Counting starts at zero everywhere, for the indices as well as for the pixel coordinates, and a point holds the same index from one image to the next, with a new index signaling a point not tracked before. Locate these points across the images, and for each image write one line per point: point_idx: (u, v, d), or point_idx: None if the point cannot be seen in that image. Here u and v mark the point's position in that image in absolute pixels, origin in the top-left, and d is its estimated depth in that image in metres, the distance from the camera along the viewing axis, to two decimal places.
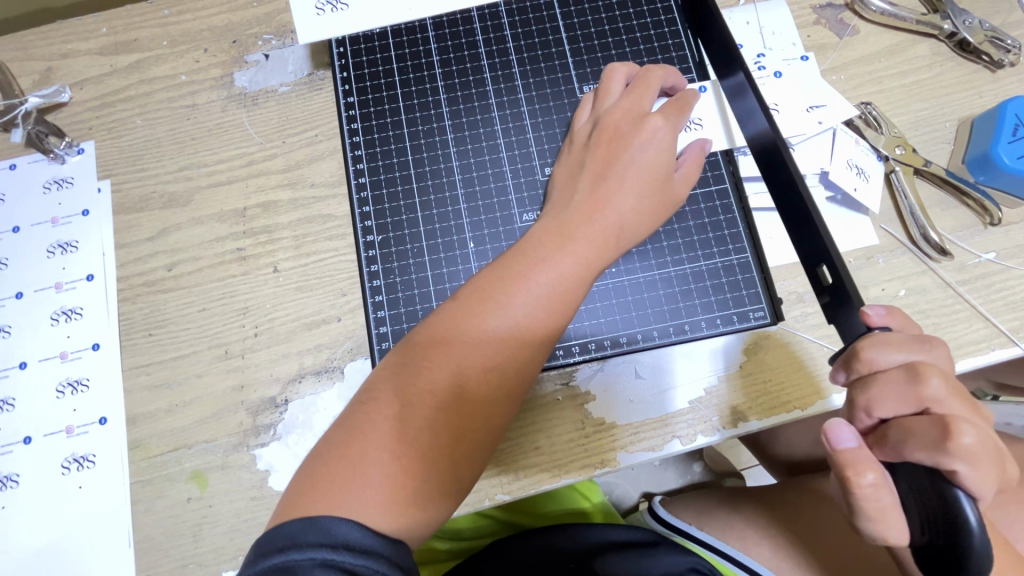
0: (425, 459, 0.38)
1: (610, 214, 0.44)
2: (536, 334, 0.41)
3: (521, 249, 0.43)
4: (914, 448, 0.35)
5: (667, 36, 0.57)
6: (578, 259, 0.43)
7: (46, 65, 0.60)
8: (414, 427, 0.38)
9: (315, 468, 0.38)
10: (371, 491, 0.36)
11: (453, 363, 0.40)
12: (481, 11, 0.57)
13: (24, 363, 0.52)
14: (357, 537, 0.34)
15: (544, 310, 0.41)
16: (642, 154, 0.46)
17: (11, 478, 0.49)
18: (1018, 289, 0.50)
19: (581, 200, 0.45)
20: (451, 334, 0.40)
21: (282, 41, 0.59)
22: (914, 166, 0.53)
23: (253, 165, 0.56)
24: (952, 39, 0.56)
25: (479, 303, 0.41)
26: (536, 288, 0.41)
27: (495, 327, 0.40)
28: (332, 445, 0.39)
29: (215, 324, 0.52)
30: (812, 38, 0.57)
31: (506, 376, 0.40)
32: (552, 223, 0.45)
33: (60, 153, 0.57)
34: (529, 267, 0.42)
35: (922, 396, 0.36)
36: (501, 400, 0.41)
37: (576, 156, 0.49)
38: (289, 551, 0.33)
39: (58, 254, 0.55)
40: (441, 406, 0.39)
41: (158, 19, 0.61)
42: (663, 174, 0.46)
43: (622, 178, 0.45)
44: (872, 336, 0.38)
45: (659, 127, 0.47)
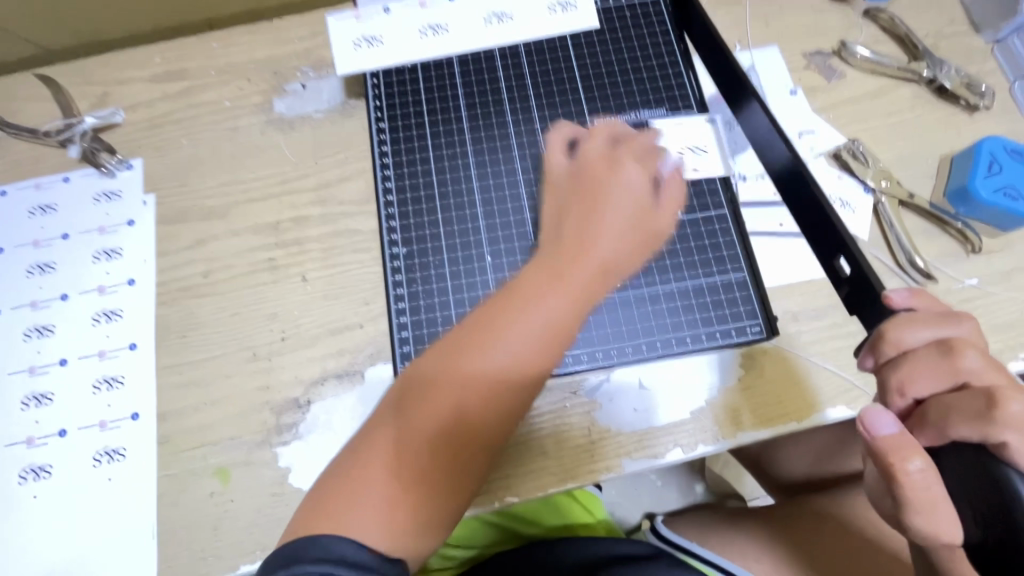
0: (423, 483, 0.40)
1: (597, 253, 0.46)
2: (525, 370, 0.43)
3: (509, 289, 0.45)
4: (958, 423, 0.34)
5: (671, 75, 0.62)
6: (566, 297, 0.44)
7: (103, 89, 0.66)
8: (406, 460, 0.40)
9: (317, 501, 0.40)
10: (366, 522, 0.39)
11: (447, 400, 0.41)
12: (502, 51, 0.63)
13: (65, 360, 0.55)
14: (355, 556, 0.37)
15: (531, 347, 0.43)
16: (620, 198, 0.48)
17: (44, 469, 0.52)
18: (1001, 313, 0.53)
19: (569, 236, 0.47)
20: (440, 374, 0.42)
21: (319, 74, 0.65)
22: (899, 198, 0.57)
23: (287, 183, 0.61)
24: (932, 84, 0.61)
25: (471, 341, 0.43)
26: (525, 325, 0.43)
27: (491, 362, 0.42)
28: (335, 477, 0.41)
29: (245, 328, 0.56)
30: (804, 81, 0.62)
31: (495, 407, 0.42)
32: (545, 260, 0.46)
33: (110, 168, 0.62)
34: (517, 306, 0.43)
35: (958, 369, 0.36)
36: (497, 429, 0.42)
37: (560, 194, 0.50)
38: (293, 567, 0.36)
39: (103, 260, 0.59)
40: (434, 440, 0.41)
41: (207, 51, 0.67)
42: (643, 217, 0.49)
43: (604, 221, 0.47)
44: (896, 317, 0.39)
45: (634, 173, 0.50)
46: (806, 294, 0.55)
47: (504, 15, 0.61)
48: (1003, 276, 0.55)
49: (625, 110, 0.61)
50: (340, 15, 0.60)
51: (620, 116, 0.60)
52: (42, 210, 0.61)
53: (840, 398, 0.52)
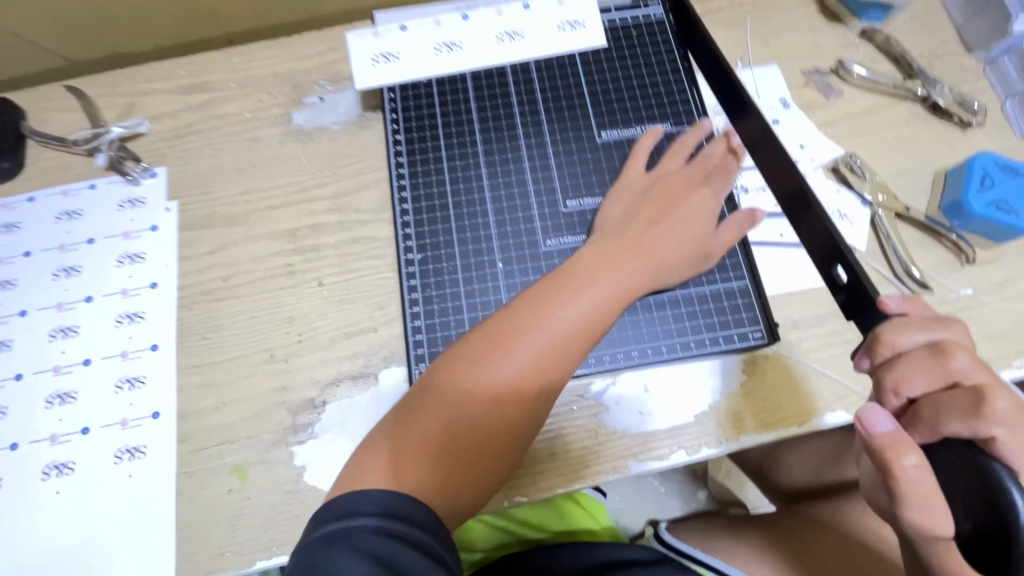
0: (475, 448, 0.45)
1: (653, 253, 0.52)
2: (572, 349, 0.48)
3: (569, 269, 0.50)
4: (950, 419, 0.36)
5: (676, 92, 0.64)
6: (617, 286, 0.50)
7: (128, 100, 0.68)
8: (460, 420, 0.45)
9: (371, 454, 0.43)
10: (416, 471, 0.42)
11: (501, 367, 0.46)
12: (513, 68, 0.66)
13: (88, 360, 0.57)
14: (397, 506, 0.38)
15: (580, 327, 0.48)
16: (686, 214, 0.54)
17: (67, 465, 0.54)
18: (994, 322, 0.55)
19: (629, 233, 0.53)
20: (496, 348, 0.46)
21: (336, 87, 0.68)
22: (896, 210, 0.59)
23: (305, 192, 0.63)
24: (926, 102, 0.64)
25: (529, 314, 0.47)
26: (580, 305, 0.48)
27: (552, 338, 0.47)
28: (391, 430, 0.45)
29: (263, 330, 0.58)
30: (803, 97, 0.65)
31: (544, 382, 0.46)
32: (602, 252, 0.51)
33: (135, 176, 0.64)
34: (575, 286, 0.49)
35: (950, 369, 0.38)
36: (539, 403, 0.46)
37: (629, 199, 0.56)
38: (343, 519, 0.37)
39: (126, 264, 0.61)
40: (488, 403, 0.45)
41: (229, 65, 0.70)
42: (698, 230, 0.55)
43: (663, 230, 0.53)
44: (891, 320, 0.40)
45: (702, 197, 0.56)
46: (806, 302, 0.57)
47: (514, 34, 0.63)
48: (997, 286, 0.57)
49: (631, 125, 0.63)
50: (358, 31, 0.62)
51: (626, 130, 0.63)
52: (69, 215, 0.63)
53: (840, 403, 0.54)
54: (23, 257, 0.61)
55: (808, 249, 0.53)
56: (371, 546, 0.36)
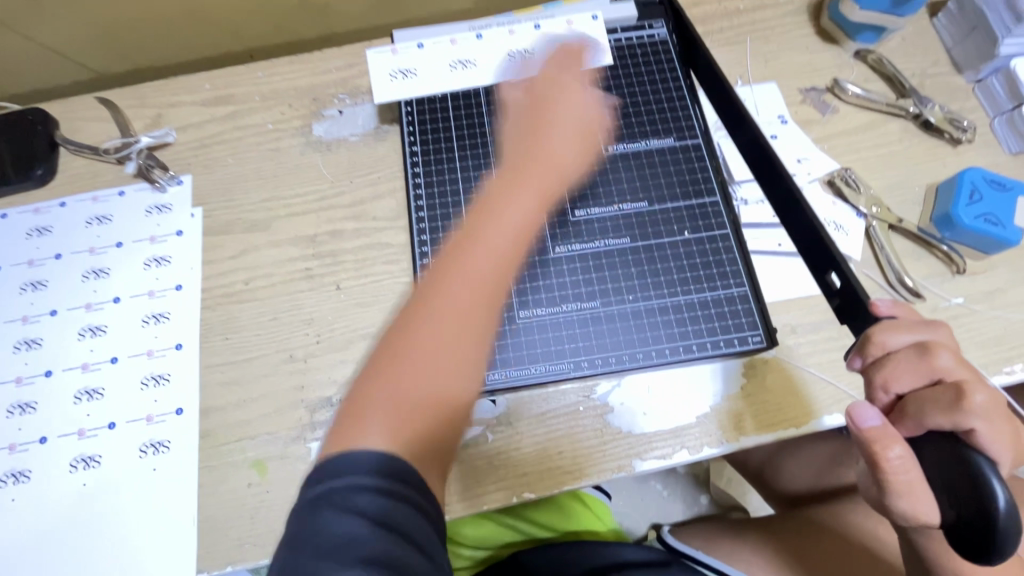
0: (435, 378, 0.42)
1: (552, 146, 0.55)
2: (512, 243, 0.47)
3: (490, 184, 0.52)
4: (932, 414, 0.39)
5: (679, 108, 0.67)
6: (527, 189, 0.50)
7: (156, 112, 0.72)
8: (420, 339, 0.43)
9: (346, 416, 0.41)
10: (389, 407, 0.40)
11: (450, 279, 0.45)
12: None
13: (115, 358, 0.60)
14: (377, 462, 0.37)
15: (518, 220, 0.48)
16: (557, 115, 0.57)
17: (94, 459, 0.56)
18: (985, 330, 0.57)
19: (529, 130, 0.56)
20: (431, 281, 0.45)
21: (354, 101, 0.71)
22: (889, 222, 0.62)
23: (325, 200, 0.66)
24: (918, 119, 0.67)
25: (465, 229, 0.48)
26: (511, 202, 0.49)
27: (478, 244, 0.46)
28: (359, 387, 0.42)
29: (283, 332, 0.60)
30: (800, 114, 0.68)
31: (490, 271, 0.45)
32: (507, 171, 0.52)
33: (162, 183, 0.67)
34: (496, 193, 0.50)
35: (934, 367, 0.40)
36: (487, 305, 0.45)
37: (517, 117, 0.58)
38: (328, 482, 0.36)
39: (153, 266, 0.64)
40: (434, 326, 0.43)
41: (253, 79, 0.73)
42: (585, 130, 0.57)
43: (557, 133, 0.56)
44: (882, 322, 0.42)
45: (574, 97, 0.58)
46: (803, 309, 0.60)
47: (527, 52, 0.67)
48: (987, 295, 0.59)
49: (637, 139, 0.66)
50: (379, 49, 0.67)
51: (632, 143, 0.66)
52: (98, 220, 0.66)
53: (836, 406, 0.56)
54: (54, 259, 0.64)
55: (804, 255, 0.55)
56: (359, 506, 0.35)
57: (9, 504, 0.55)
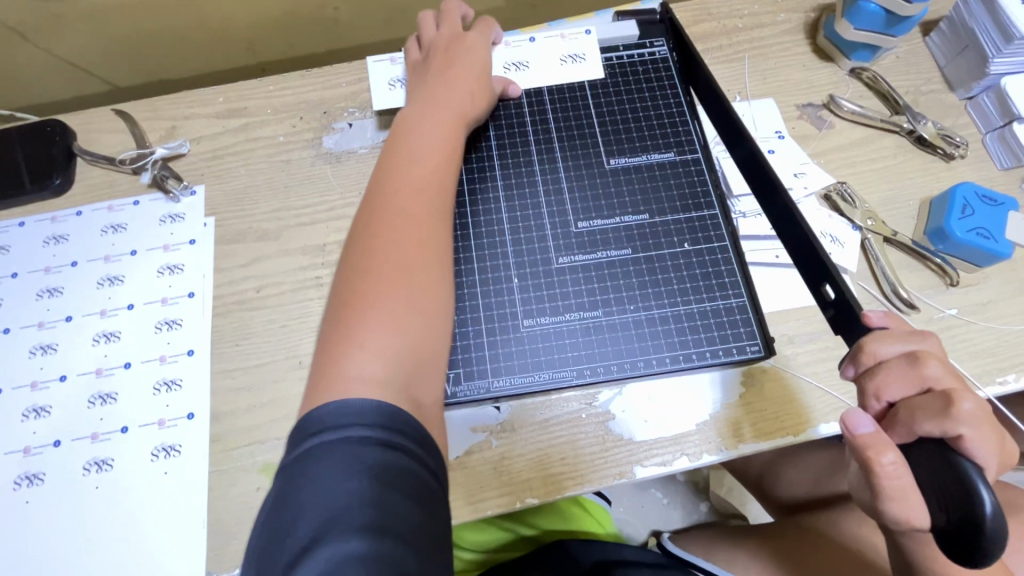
0: (398, 303, 0.47)
1: (456, 99, 0.62)
2: (429, 180, 0.55)
3: (396, 137, 0.58)
4: (923, 420, 0.40)
5: (678, 123, 0.69)
6: (434, 131, 0.58)
7: (171, 124, 0.74)
8: (374, 270, 0.48)
9: (322, 362, 0.45)
10: (367, 339, 0.45)
11: (387, 215, 0.51)
12: (528, 98, 0.70)
13: (129, 364, 0.61)
14: (372, 409, 0.40)
15: (433, 158, 0.56)
16: (461, 70, 0.64)
17: (107, 462, 0.57)
18: (979, 341, 0.59)
19: (432, 88, 0.62)
20: (367, 228, 0.51)
21: (363, 114, 0.73)
22: (884, 235, 0.63)
23: (334, 211, 0.68)
24: (912, 135, 0.69)
25: (382, 176, 0.54)
26: (419, 149, 0.56)
27: (407, 184, 0.54)
28: (325, 343, 0.46)
29: (293, 339, 0.62)
30: (797, 130, 0.70)
31: (420, 200, 0.53)
32: (416, 120, 0.59)
33: (176, 194, 0.69)
34: (404, 144, 0.57)
35: (924, 376, 0.42)
36: (431, 227, 0.52)
37: (421, 79, 0.64)
38: (322, 435, 0.39)
39: (166, 274, 0.66)
40: (385, 261, 0.49)
41: (265, 92, 0.75)
42: (479, 77, 0.65)
43: (455, 82, 0.63)
44: (872, 333, 0.44)
45: (467, 51, 0.66)
46: (801, 320, 0.61)
47: (520, 64, 0.71)
48: (980, 307, 0.60)
49: (638, 152, 0.68)
50: (378, 58, 0.71)
51: (634, 157, 0.68)
52: (113, 229, 0.68)
53: (833, 415, 0.57)
54: (70, 266, 0.66)
55: (798, 266, 0.57)
56: (367, 459, 0.38)
57: (23, 506, 0.56)
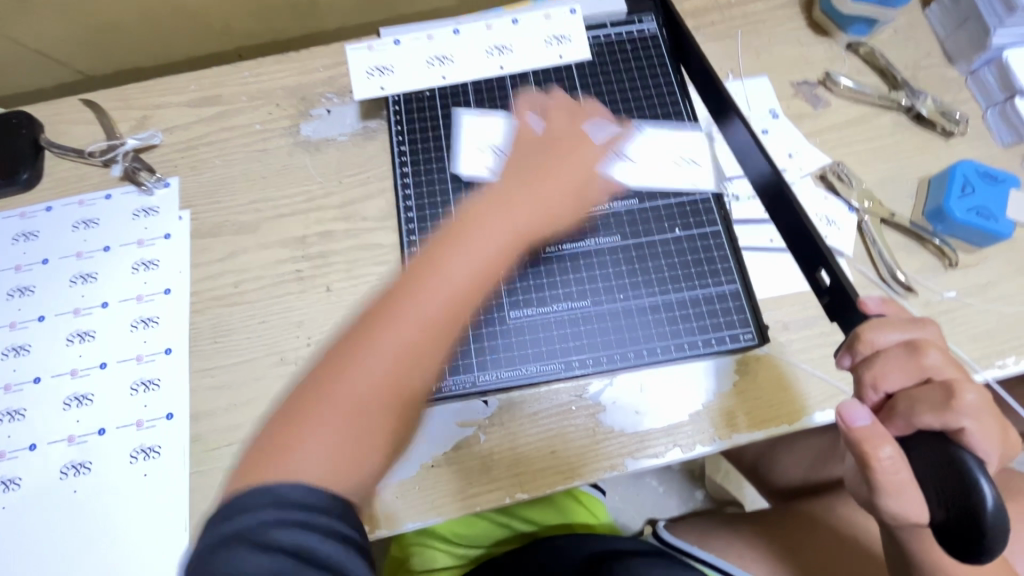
0: (366, 417, 0.42)
1: (533, 199, 0.52)
2: (460, 301, 0.46)
3: (458, 226, 0.50)
4: (921, 413, 0.39)
5: (669, 104, 0.67)
6: (498, 236, 0.49)
7: (142, 113, 0.71)
8: (362, 380, 0.42)
9: (271, 436, 0.41)
10: (325, 443, 0.40)
11: (397, 318, 0.44)
12: (513, 80, 0.68)
13: (104, 364, 0.59)
14: (294, 497, 0.37)
15: (474, 270, 0.47)
16: (561, 170, 0.54)
17: (84, 465, 0.56)
18: (977, 323, 0.57)
19: (514, 180, 0.53)
20: (381, 316, 0.45)
21: (343, 100, 0.70)
22: (881, 216, 0.61)
23: (314, 201, 0.66)
24: (910, 112, 0.66)
25: (419, 272, 0.47)
26: (465, 256, 0.47)
27: (433, 292, 0.45)
28: (281, 418, 0.42)
29: (274, 335, 0.60)
30: (792, 108, 0.67)
31: (440, 324, 0.45)
32: (482, 208, 0.51)
33: (149, 186, 0.67)
34: (459, 240, 0.48)
35: (923, 366, 0.40)
36: (434, 347, 0.45)
37: (513, 160, 0.56)
38: (241, 519, 0.36)
39: (140, 270, 0.63)
40: (374, 371, 0.43)
41: (239, 79, 0.72)
42: (580, 186, 0.55)
43: (543, 187, 0.53)
44: (871, 320, 0.42)
45: (574, 162, 0.54)
46: (796, 305, 0.59)
47: (502, 48, 0.67)
48: (979, 289, 0.59)
49: (626, 136, 0.66)
50: (472, 111, 0.66)
51: None
52: (85, 224, 0.66)
53: (828, 402, 0.56)
54: (42, 264, 0.64)
55: (793, 252, 0.54)
56: (279, 540, 0.35)
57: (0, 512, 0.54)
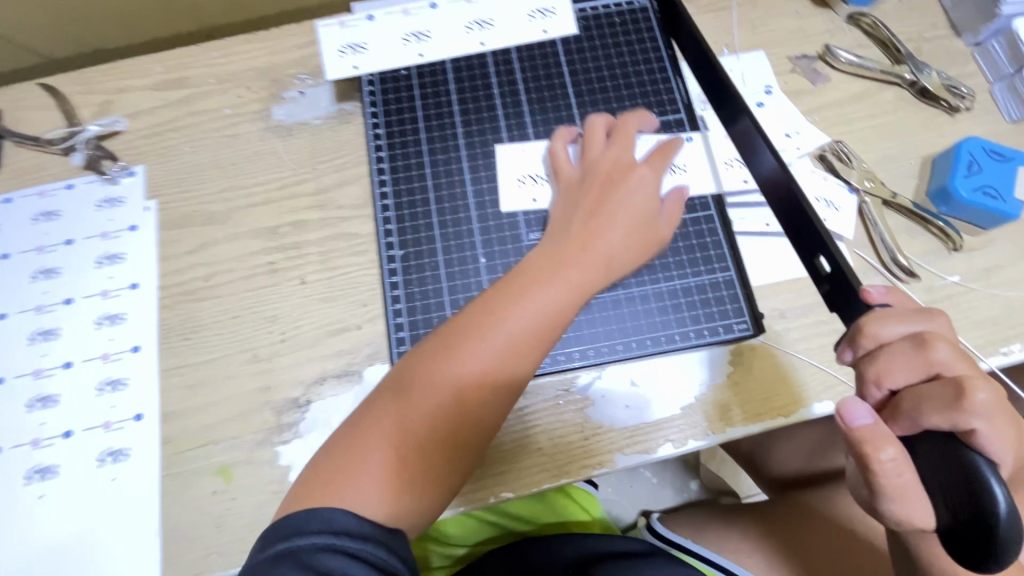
0: (422, 460, 0.43)
1: (596, 252, 0.48)
2: (515, 363, 0.45)
3: (514, 277, 0.48)
4: (930, 412, 0.37)
5: (659, 81, 0.63)
6: (567, 283, 0.47)
7: (104, 98, 0.67)
8: (414, 432, 0.43)
9: (321, 462, 0.43)
10: (372, 483, 0.42)
11: (456, 364, 0.44)
12: (495, 57, 0.65)
13: (69, 363, 0.57)
14: (351, 526, 0.39)
15: (533, 332, 0.45)
16: (629, 201, 0.50)
17: (50, 469, 0.53)
18: (982, 309, 0.55)
19: (572, 234, 0.49)
20: (444, 355, 0.45)
21: (317, 81, 0.67)
22: (882, 197, 0.58)
23: (287, 189, 0.62)
24: (913, 87, 0.63)
25: (473, 328, 0.45)
26: (523, 315, 0.45)
27: (491, 344, 0.44)
28: (339, 441, 0.44)
29: (246, 330, 0.57)
30: (790, 84, 0.64)
31: (495, 389, 0.45)
32: (547, 250, 0.49)
33: (114, 175, 0.63)
34: (520, 294, 0.46)
35: (931, 361, 0.38)
36: (491, 396, 0.45)
37: (574, 187, 0.53)
38: (293, 539, 0.38)
39: (106, 264, 0.60)
40: (435, 413, 0.44)
41: (207, 60, 0.68)
42: (647, 217, 0.51)
43: (611, 219, 0.49)
44: (872, 313, 0.40)
45: (644, 178, 0.51)
46: (793, 292, 0.57)
47: (484, 22, 0.64)
48: (984, 273, 0.56)
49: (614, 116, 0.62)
50: (508, 144, 0.61)
51: None
52: (46, 216, 0.62)
53: (826, 393, 0.53)
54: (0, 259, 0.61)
55: (792, 240, 0.52)
56: (326, 565, 0.36)
57: None
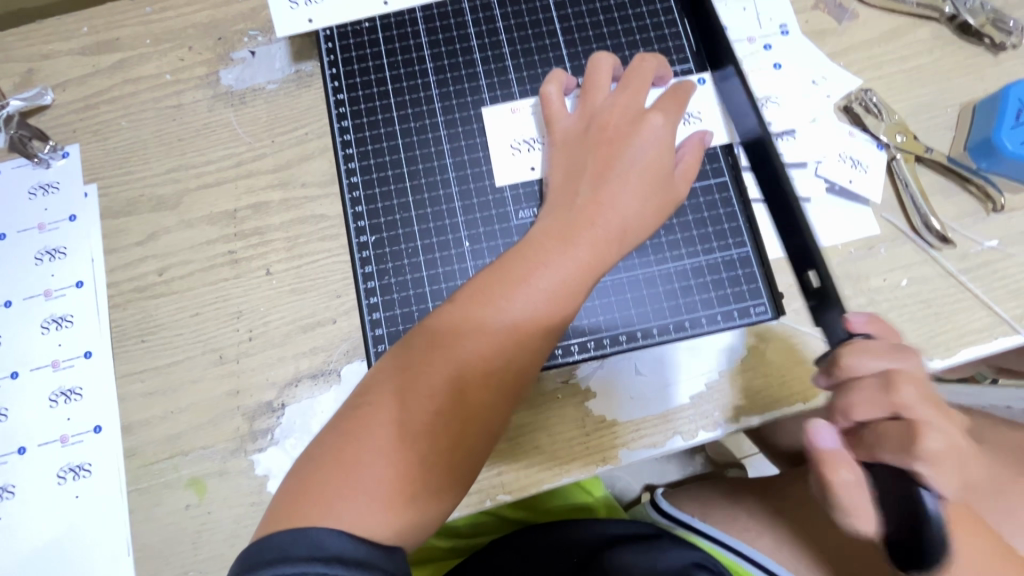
0: (423, 465, 0.36)
1: (613, 217, 0.42)
2: (527, 347, 0.39)
3: (519, 251, 0.41)
4: (886, 452, 0.34)
5: (664, 26, 0.55)
6: (578, 254, 0.40)
7: (27, 66, 0.58)
8: (417, 433, 0.36)
9: (307, 473, 0.36)
10: (373, 495, 0.34)
11: (456, 351, 0.38)
12: (472, 3, 0.56)
13: (16, 373, 0.51)
14: (350, 549, 0.32)
15: (545, 314, 0.39)
16: (644, 154, 0.43)
17: (7, 489, 0.49)
18: (1020, 277, 0.49)
19: (583, 197, 0.43)
20: (445, 342, 0.38)
21: (268, 38, 0.58)
22: (915, 153, 0.52)
23: (242, 166, 0.55)
24: (953, 22, 0.55)
25: (475, 310, 0.39)
26: (534, 293, 0.39)
27: (495, 329, 0.39)
28: (321, 448, 0.36)
29: (209, 327, 0.52)
30: (811, 23, 0.56)
31: (506, 378, 0.39)
32: (553, 220, 0.42)
33: (44, 158, 0.56)
34: (528, 270, 0.40)
35: (897, 402, 0.35)
36: (498, 387, 0.38)
37: (575, 146, 0.45)
38: (278, 565, 0.31)
39: (46, 261, 0.54)
40: (436, 410, 0.37)
41: (140, 16, 0.59)
42: (665, 174, 0.44)
43: (624, 179, 0.43)
44: (851, 344, 0.37)
45: (658, 126, 0.44)
46: None
47: None
48: None
49: None
50: (497, 109, 0.53)
51: None
52: None
53: None
54: None
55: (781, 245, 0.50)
56: None
57: None
